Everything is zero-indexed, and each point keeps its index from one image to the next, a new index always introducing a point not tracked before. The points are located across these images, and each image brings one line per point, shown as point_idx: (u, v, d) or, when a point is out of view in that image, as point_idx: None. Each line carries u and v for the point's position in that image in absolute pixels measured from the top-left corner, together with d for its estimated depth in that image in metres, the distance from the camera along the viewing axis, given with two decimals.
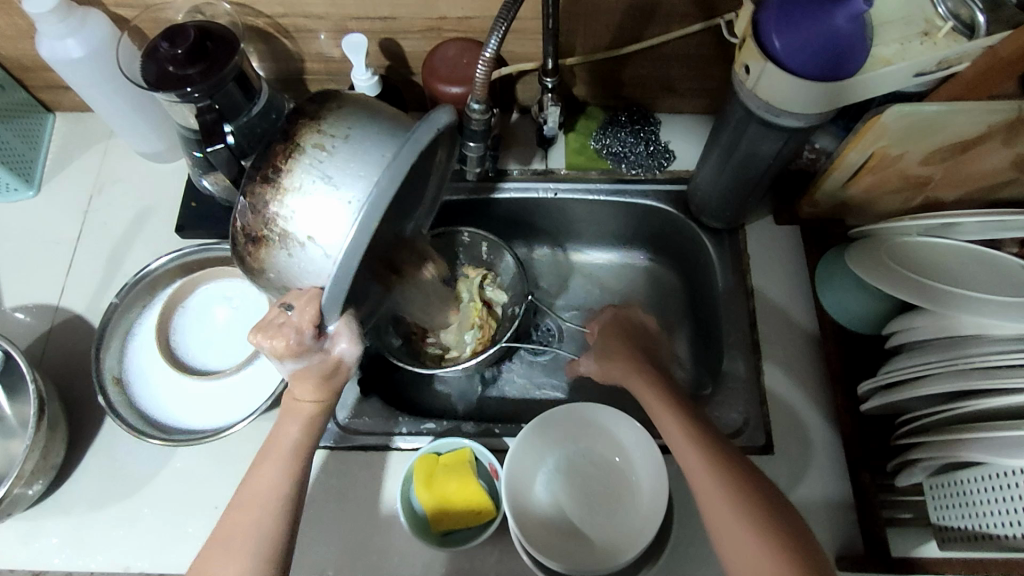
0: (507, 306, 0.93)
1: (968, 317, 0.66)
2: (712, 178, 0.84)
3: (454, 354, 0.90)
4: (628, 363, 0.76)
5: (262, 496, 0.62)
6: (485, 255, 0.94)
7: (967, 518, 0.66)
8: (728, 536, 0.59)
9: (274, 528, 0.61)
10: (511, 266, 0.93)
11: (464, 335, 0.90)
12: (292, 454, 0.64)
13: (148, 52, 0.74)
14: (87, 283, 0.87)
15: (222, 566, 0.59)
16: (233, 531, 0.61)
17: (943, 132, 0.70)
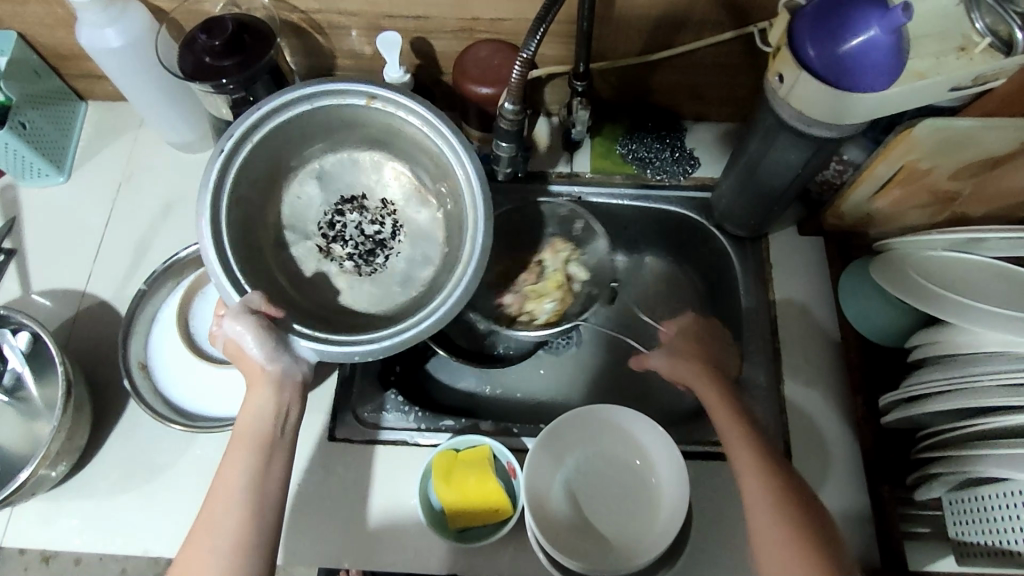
0: (586, 285, 0.89)
1: (996, 334, 0.65)
2: (737, 186, 0.84)
3: (526, 317, 0.87)
4: (693, 370, 0.78)
5: (240, 488, 0.62)
6: (577, 230, 0.91)
7: (987, 534, 0.67)
8: (763, 545, 0.61)
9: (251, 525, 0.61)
10: (600, 248, 0.90)
11: (544, 303, 0.87)
12: (256, 441, 0.65)
13: (184, 40, 0.75)
14: (114, 270, 0.88)
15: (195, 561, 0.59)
16: (214, 522, 0.60)
17: (976, 147, 0.70)
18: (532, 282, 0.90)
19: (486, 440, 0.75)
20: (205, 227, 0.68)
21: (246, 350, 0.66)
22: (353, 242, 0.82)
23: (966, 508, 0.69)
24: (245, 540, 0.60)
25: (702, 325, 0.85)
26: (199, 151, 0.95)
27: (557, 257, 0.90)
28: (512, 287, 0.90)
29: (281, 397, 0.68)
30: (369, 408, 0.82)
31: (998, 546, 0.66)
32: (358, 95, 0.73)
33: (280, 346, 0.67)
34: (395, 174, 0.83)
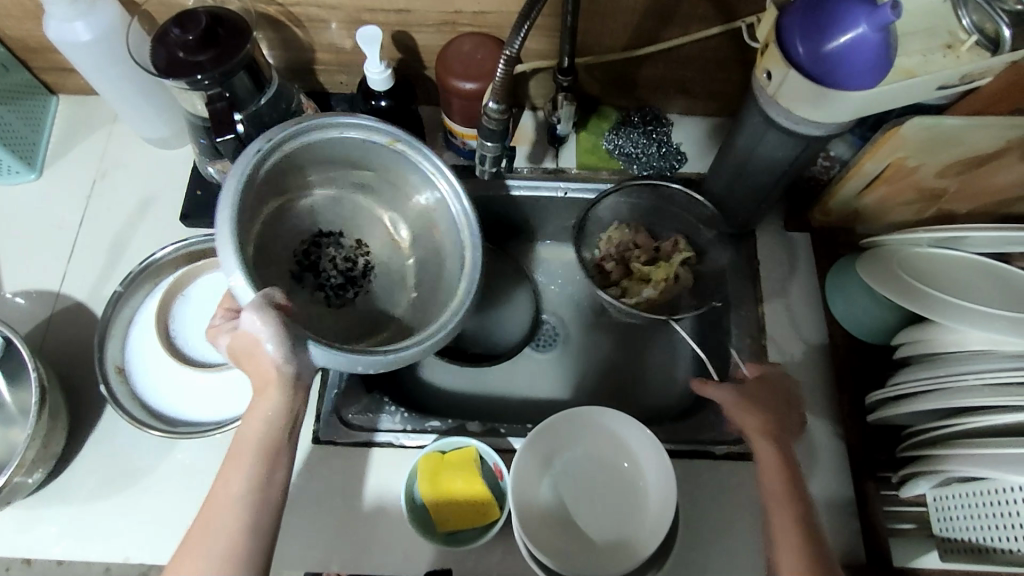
0: (685, 295, 0.89)
1: (980, 333, 0.66)
2: (729, 179, 0.83)
3: (629, 292, 0.88)
4: (758, 429, 0.69)
5: (238, 499, 0.61)
6: (704, 239, 0.90)
7: (975, 530, 0.67)
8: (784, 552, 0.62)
9: (240, 544, 0.59)
10: (724, 262, 0.88)
11: (646, 287, 0.88)
12: (259, 451, 0.63)
13: (156, 35, 0.72)
14: (89, 270, 0.86)
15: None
16: (205, 537, 0.60)
17: (962, 146, 0.70)
18: (642, 262, 0.89)
19: (474, 441, 0.74)
20: (223, 214, 0.63)
21: (260, 351, 0.60)
22: (327, 277, 0.79)
23: (951, 504, 0.70)
24: (239, 556, 0.59)
25: (782, 381, 0.73)
26: (175, 147, 0.93)
27: (679, 251, 0.89)
28: (619, 260, 0.90)
29: (289, 403, 0.63)
30: (354, 409, 0.80)
31: (985, 543, 0.67)
32: (382, 135, 0.73)
33: (296, 349, 0.61)
34: (371, 218, 0.81)
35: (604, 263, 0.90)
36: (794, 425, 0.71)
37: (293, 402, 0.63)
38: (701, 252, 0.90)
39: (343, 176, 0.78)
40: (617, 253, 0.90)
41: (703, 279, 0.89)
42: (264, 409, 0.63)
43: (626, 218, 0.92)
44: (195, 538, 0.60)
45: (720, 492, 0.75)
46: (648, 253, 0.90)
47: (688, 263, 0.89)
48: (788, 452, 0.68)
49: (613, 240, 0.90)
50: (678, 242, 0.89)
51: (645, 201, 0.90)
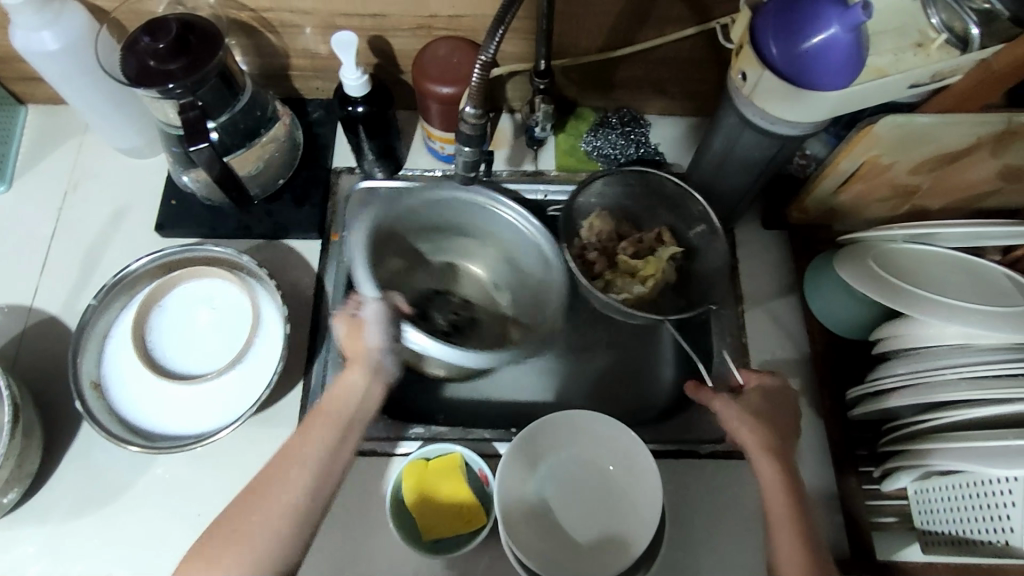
0: (671, 293, 0.86)
1: (957, 328, 0.67)
2: (709, 178, 0.83)
3: (616, 287, 0.83)
4: (757, 443, 0.67)
5: (310, 466, 0.64)
6: (693, 235, 0.87)
7: (954, 523, 0.69)
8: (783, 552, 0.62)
9: (299, 514, 0.62)
10: (715, 258, 0.84)
11: (634, 280, 0.83)
12: (336, 425, 0.67)
13: (125, 43, 0.71)
14: (63, 284, 0.84)
15: (242, 536, 0.60)
16: (265, 501, 0.62)
17: (934, 144, 0.70)
18: (628, 254, 0.85)
19: (457, 448, 0.74)
20: (355, 243, 0.79)
21: (367, 332, 0.71)
22: (438, 327, 0.87)
23: (931, 498, 0.71)
24: (296, 524, 0.62)
25: (780, 394, 0.71)
26: (149, 155, 0.91)
27: (666, 245, 0.85)
28: (602, 250, 0.85)
29: (371, 386, 0.70)
30: None
31: (964, 535, 0.68)
32: (478, 195, 0.83)
33: (394, 326, 0.73)
34: (475, 279, 0.91)
35: (586, 254, 0.84)
36: (789, 433, 0.69)
37: (370, 387, 0.70)
38: (690, 245, 0.87)
39: (452, 245, 0.90)
40: (600, 243, 0.86)
41: (689, 277, 0.86)
42: (346, 383, 0.70)
43: (609, 208, 0.88)
44: (257, 496, 0.62)
45: (705, 491, 0.76)
46: (633, 244, 0.86)
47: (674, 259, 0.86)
48: (789, 460, 0.67)
49: (597, 228, 0.85)
50: (666, 235, 0.86)
51: (632, 188, 0.87)
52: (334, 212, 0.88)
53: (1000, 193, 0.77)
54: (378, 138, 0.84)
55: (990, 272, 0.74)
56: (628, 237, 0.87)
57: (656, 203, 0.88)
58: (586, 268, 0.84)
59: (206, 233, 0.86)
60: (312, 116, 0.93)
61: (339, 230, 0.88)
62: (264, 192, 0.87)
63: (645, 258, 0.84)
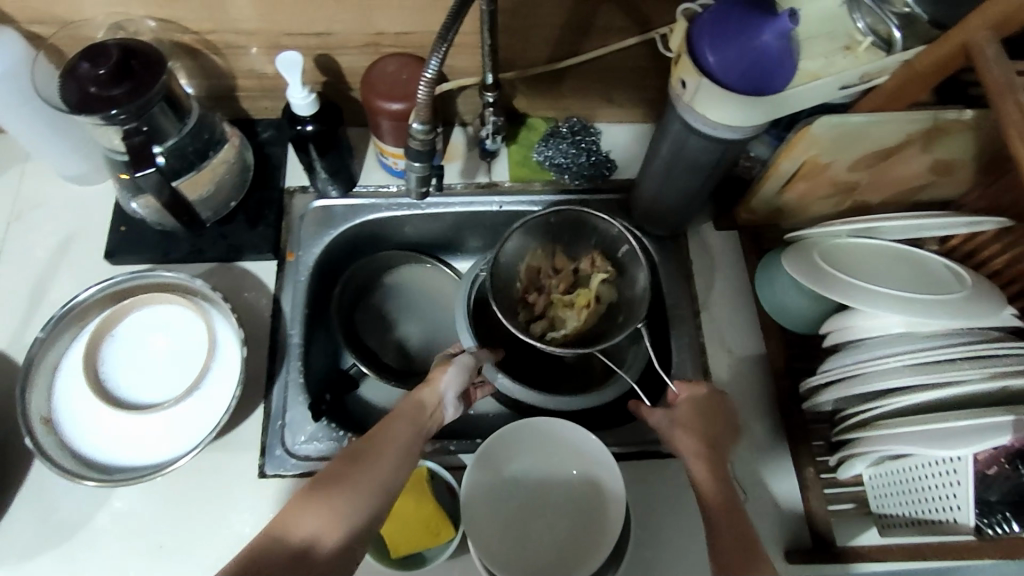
0: (610, 314, 0.88)
1: (903, 317, 0.70)
2: (658, 184, 0.84)
3: (559, 326, 0.89)
4: (693, 450, 0.69)
5: (394, 450, 0.63)
6: (620, 256, 0.88)
7: (906, 505, 0.71)
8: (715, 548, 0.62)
9: (389, 488, 0.61)
10: (637, 280, 0.86)
11: (571, 315, 0.89)
12: (415, 420, 0.67)
13: (64, 71, 0.70)
14: (8, 317, 0.82)
15: (344, 493, 0.58)
16: (364, 468, 0.60)
17: (869, 141, 0.74)
18: (562, 291, 0.91)
19: (425, 464, 0.74)
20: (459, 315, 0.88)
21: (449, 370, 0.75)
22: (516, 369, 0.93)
23: (885, 483, 0.73)
24: (385, 497, 0.60)
25: (715, 403, 0.73)
26: (95, 182, 0.89)
27: (593, 274, 0.89)
28: (537, 288, 0.92)
29: (438, 412, 0.71)
30: (300, 438, 0.79)
31: (915, 516, 0.69)
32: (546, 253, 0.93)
33: (469, 367, 0.77)
34: None
35: (528, 296, 0.91)
36: (727, 438, 0.71)
37: (438, 413, 0.71)
38: (618, 265, 0.89)
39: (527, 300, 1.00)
40: (535, 282, 0.92)
41: (624, 297, 0.88)
42: (421, 398, 0.71)
43: (541, 245, 0.91)
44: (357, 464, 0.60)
45: (669, 490, 0.77)
46: (568, 280, 0.91)
47: (607, 281, 0.89)
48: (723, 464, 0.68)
49: (529, 270, 0.91)
50: (597, 261, 0.90)
51: (554, 225, 0.90)
52: (288, 232, 0.88)
53: (933, 186, 0.81)
54: (329, 154, 0.84)
55: (928, 261, 0.78)
56: (563, 271, 0.92)
57: (582, 230, 0.90)
58: (527, 309, 0.90)
59: (157, 258, 0.85)
60: (262, 136, 0.92)
61: (295, 249, 0.87)
62: (216, 215, 0.86)
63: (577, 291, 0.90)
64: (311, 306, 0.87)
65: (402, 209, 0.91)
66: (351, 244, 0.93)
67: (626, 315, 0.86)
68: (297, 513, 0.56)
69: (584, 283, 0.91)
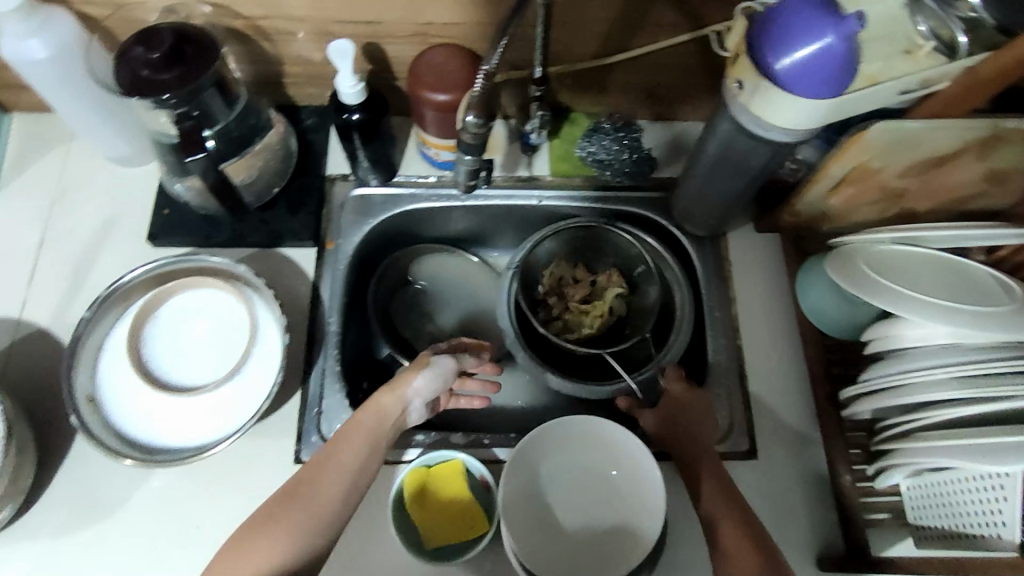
0: (624, 327, 0.93)
1: (951, 328, 0.69)
2: (700, 185, 0.83)
3: (572, 332, 0.92)
4: (686, 433, 0.76)
5: (339, 475, 0.66)
6: (637, 273, 0.93)
7: (945, 518, 0.69)
8: (733, 557, 0.64)
9: (326, 522, 0.63)
10: (652, 295, 0.91)
11: (585, 323, 0.92)
12: (367, 437, 0.68)
13: (117, 54, 0.70)
14: (51, 295, 0.83)
15: (272, 533, 0.61)
16: (296, 506, 0.63)
17: (923, 148, 0.72)
18: (579, 298, 0.93)
19: (460, 457, 0.74)
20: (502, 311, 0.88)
21: (422, 374, 0.74)
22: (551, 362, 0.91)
23: (925, 495, 0.72)
24: (322, 530, 0.63)
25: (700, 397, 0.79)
26: (139, 164, 0.90)
27: (609, 285, 0.93)
28: (558, 294, 0.94)
29: (399, 418, 0.72)
30: (336, 426, 0.79)
31: (955, 530, 0.68)
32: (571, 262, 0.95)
33: (443, 373, 0.76)
34: None
35: (547, 299, 0.93)
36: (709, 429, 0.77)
37: (402, 418, 0.72)
38: (635, 283, 0.93)
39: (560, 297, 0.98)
40: (557, 287, 0.94)
41: (636, 311, 0.93)
42: (386, 404, 0.71)
43: (566, 252, 0.94)
44: (291, 501, 0.63)
45: None
46: (586, 288, 0.94)
47: (622, 295, 0.93)
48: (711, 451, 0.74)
49: (552, 275, 0.94)
50: (615, 274, 0.94)
51: (580, 238, 0.93)
52: (328, 220, 0.88)
53: (984, 196, 0.80)
54: (373, 144, 0.84)
55: (975, 271, 0.76)
56: (583, 280, 0.94)
57: (604, 245, 0.93)
58: (546, 310, 0.92)
59: (199, 242, 0.85)
60: (305, 123, 0.92)
61: (334, 238, 0.87)
62: (259, 200, 0.86)
63: (594, 300, 0.93)
64: (348, 295, 0.88)
65: (441, 200, 0.91)
66: (387, 236, 0.93)
67: (639, 328, 0.91)
68: (237, 554, 0.61)
69: (600, 295, 0.94)
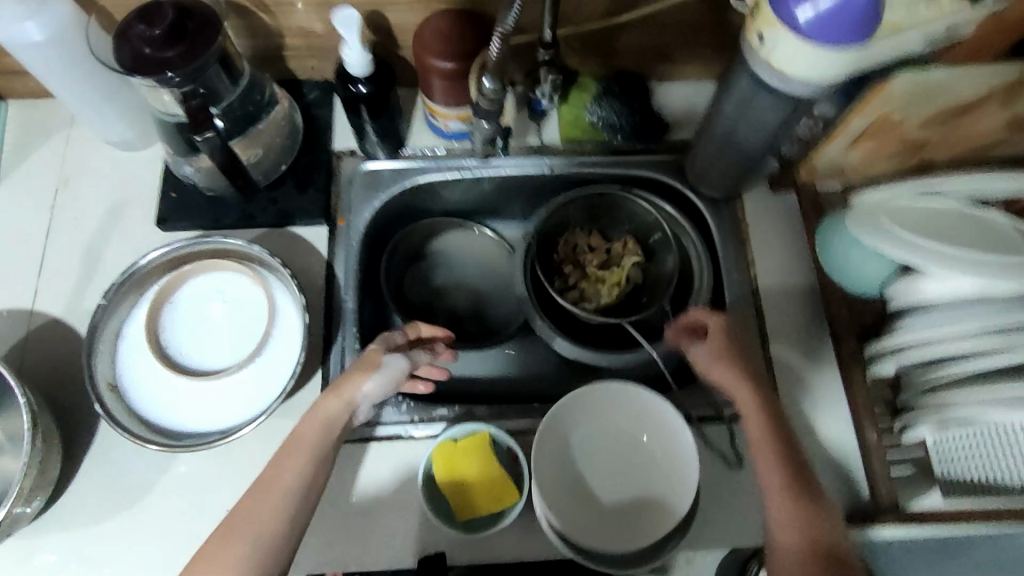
0: (641, 295, 0.93)
1: (981, 279, 0.67)
2: (716, 146, 0.82)
3: (589, 301, 0.91)
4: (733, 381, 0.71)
5: (286, 493, 0.64)
6: (654, 241, 0.92)
7: (977, 468, 0.72)
8: (785, 521, 0.63)
9: (273, 545, 0.62)
10: (669, 263, 0.90)
11: (602, 291, 0.91)
12: (314, 448, 0.66)
13: (117, 32, 0.68)
14: (62, 284, 0.82)
15: (216, 567, 0.60)
16: (235, 537, 0.61)
17: (946, 96, 0.71)
18: (595, 266, 0.92)
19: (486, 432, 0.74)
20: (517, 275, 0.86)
21: (368, 376, 0.71)
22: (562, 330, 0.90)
23: (952, 450, 0.72)
24: (269, 555, 0.61)
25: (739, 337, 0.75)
26: (142, 147, 0.88)
27: (626, 254, 0.92)
28: (574, 262, 0.93)
29: (346, 420, 0.70)
30: None
31: (990, 477, 0.71)
32: (586, 232, 0.94)
33: (389, 374, 0.72)
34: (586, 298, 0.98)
35: (563, 268, 0.92)
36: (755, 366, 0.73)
37: (349, 419, 0.70)
38: (651, 250, 0.93)
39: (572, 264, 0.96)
40: (572, 255, 0.93)
41: (652, 279, 0.92)
42: (328, 410, 0.68)
43: (581, 219, 0.93)
44: (231, 530, 0.62)
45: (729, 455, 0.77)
46: (603, 256, 0.93)
47: (639, 264, 0.93)
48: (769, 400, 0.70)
49: (567, 244, 0.93)
50: (630, 242, 0.93)
51: (595, 207, 0.92)
52: (338, 196, 0.87)
53: (1007, 142, 0.78)
54: (381, 118, 0.83)
55: (997, 222, 0.73)
56: (598, 249, 0.93)
57: (619, 213, 0.92)
58: (561, 279, 0.92)
59: (209, 224, 0.84)
60: (309, 98, 0.90)
61: (345, 214, 0.86)
62: (267, 178, 0.84)
63: (611, 268, 0.92)
64: (362, 273, 0.87)
65: (454, 171, 0.89)
66: (396, 212, 0.92)
67: (657, 296, 0.91)
68: None
69: (617, 263, 0.93)
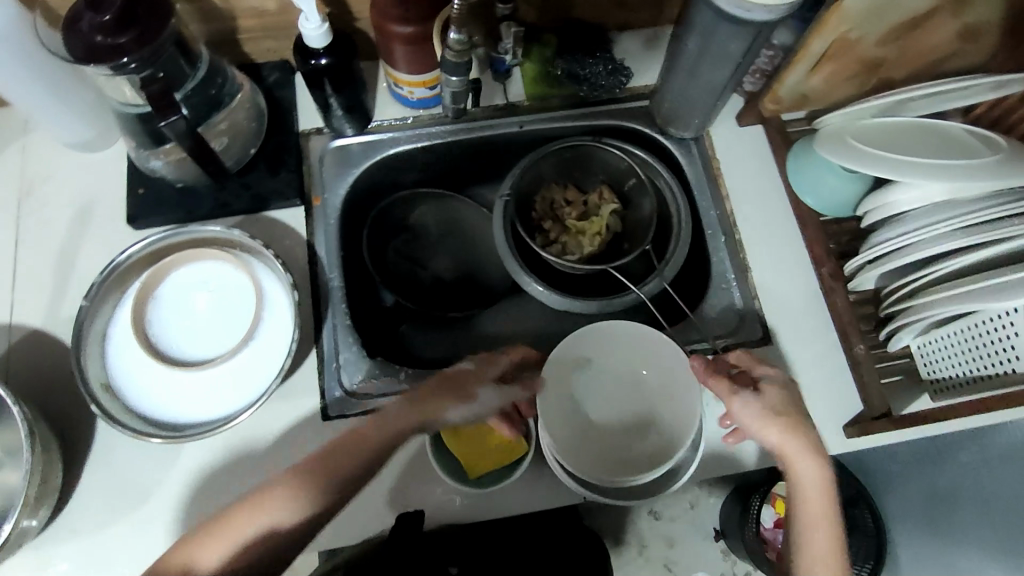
0: (621, 242, 0.95)
1: (947, 183, 0.70)
2: (681, 85, 0.83)
3: (571, 252, 0.93)
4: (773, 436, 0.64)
5: (330, 487, 0.65)
6: (627, 187, 0.93)
7: (960, 365, 0.73)
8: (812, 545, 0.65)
9: (293, 527, 0.64)
10: (645, 206, 0.91)
11: (584, 242, 0.93)
12: (371, 452, 0.66)
13: (67, 23, 0.66)
14: (38, 294, 0.80)
15: (234, 526, 0.63)
16: (261, 510, 0.63)
17: (898, 11, 0.72)
18: (574, 218, 0.94)
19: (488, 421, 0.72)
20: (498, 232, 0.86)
21: (449, 410, 0.67)
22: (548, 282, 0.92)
23: (934, 351, 0.76)
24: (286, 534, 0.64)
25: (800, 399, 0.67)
26: (103, 147, 0.86)
27: (603, 203, 0.94)
28: (553, 217, 0.95)
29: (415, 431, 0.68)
30: (357, 377, 0.80)
31: (975, 372, 0.72)
32: (560, 186, 0.95)
33: (474, 409, 0.68)
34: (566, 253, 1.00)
35: (543, 223, 0.94)
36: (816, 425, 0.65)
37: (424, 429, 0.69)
38: (626, 197, 0.94)
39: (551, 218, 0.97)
40: (551, 211, 0.95)
41: (630, 225, 0.94)
42: (404, 417, 0.67)
43: (557, 174, 0.94)
44: (260, 503, 0.64)
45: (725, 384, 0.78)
46: (581, 208, 0.95)
47: (616, 212, 0.94)
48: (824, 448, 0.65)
49: (545, 200, 0.94)
50: (606, 191, 0.94)
51: (567, 160, 0.92)
52: (311, 175, 0.87)
53: (959, 54, 0.80)
54: (346, 90, 0.82)
55: (956, 131, 0.76)
56: (575, 202, 0.95)
57: (591, 164, 0.93)
58: (542, 235, 0.93)
59: (182, 217, 0.82)
60: (269, 80, 0.89)
61: (321, 192, 0.86)
62: (238, 164, 0.83)
63: (590, 218, 0.94)
64: (343, 249, 0.87)
65: (423, 139, 0.89)
66: (372, 185, 0.92)
67: (636, 241, 0.92)
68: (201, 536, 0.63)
69: (594, 213, 0.94)
